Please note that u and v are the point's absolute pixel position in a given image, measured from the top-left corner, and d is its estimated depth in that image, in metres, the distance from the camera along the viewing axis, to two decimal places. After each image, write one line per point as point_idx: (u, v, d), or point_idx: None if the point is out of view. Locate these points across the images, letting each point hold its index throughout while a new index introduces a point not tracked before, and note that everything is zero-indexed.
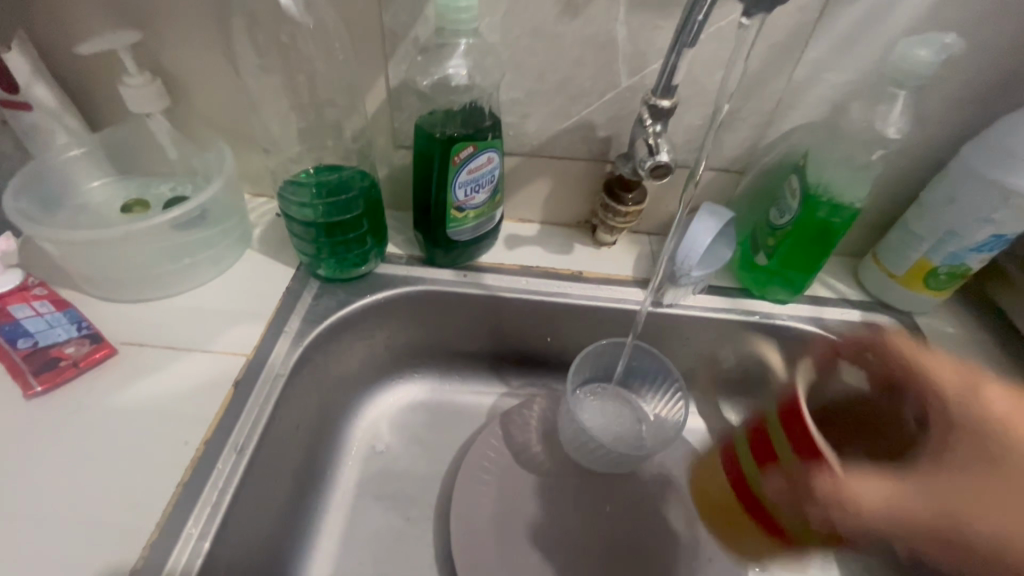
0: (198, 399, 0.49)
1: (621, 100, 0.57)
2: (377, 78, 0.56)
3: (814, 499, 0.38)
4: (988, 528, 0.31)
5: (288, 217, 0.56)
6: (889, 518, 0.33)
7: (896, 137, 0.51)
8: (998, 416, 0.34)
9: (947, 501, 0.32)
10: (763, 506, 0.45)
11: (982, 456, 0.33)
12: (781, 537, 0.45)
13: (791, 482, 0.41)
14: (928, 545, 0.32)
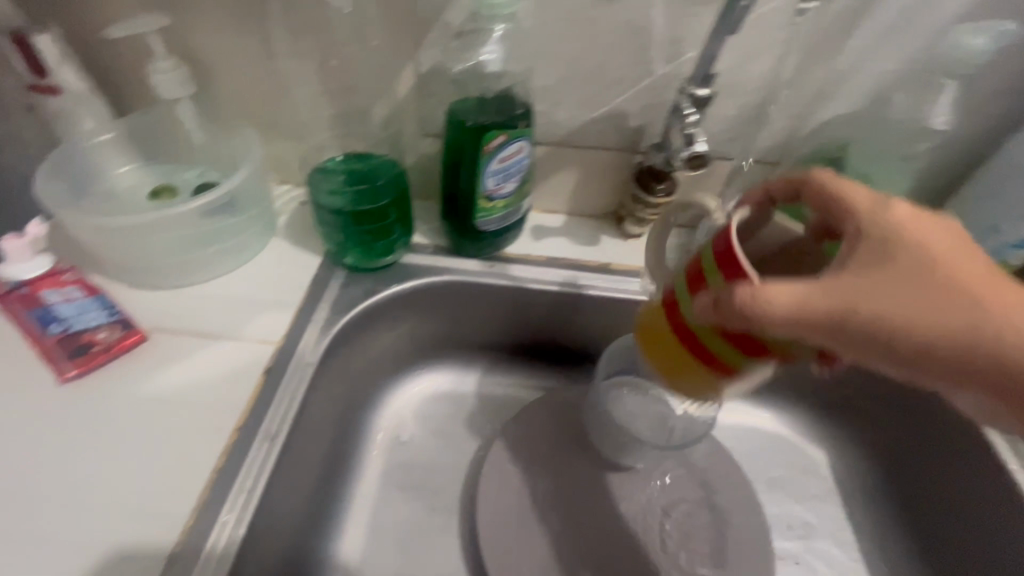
0: (229, 386, 0.49)
1: (655, 88, 0.56)
2: (407, 65, 0.55)
3: (727, 310, 0.31)
4: (921, 320, 0.29)
5: (316, 205, 0.56)
6: (793, 301, 0.29)
7: (942, 127, 0.52)
8: (930, 230, 0.31)
9: (875, 307, 0.29)
10: (666, 355, 0.38)
11: (887, 255, 0.30)
12: (709, 363, 0.36)
13: (714, 300, 0.32)
14: (853, 353, 0.30)
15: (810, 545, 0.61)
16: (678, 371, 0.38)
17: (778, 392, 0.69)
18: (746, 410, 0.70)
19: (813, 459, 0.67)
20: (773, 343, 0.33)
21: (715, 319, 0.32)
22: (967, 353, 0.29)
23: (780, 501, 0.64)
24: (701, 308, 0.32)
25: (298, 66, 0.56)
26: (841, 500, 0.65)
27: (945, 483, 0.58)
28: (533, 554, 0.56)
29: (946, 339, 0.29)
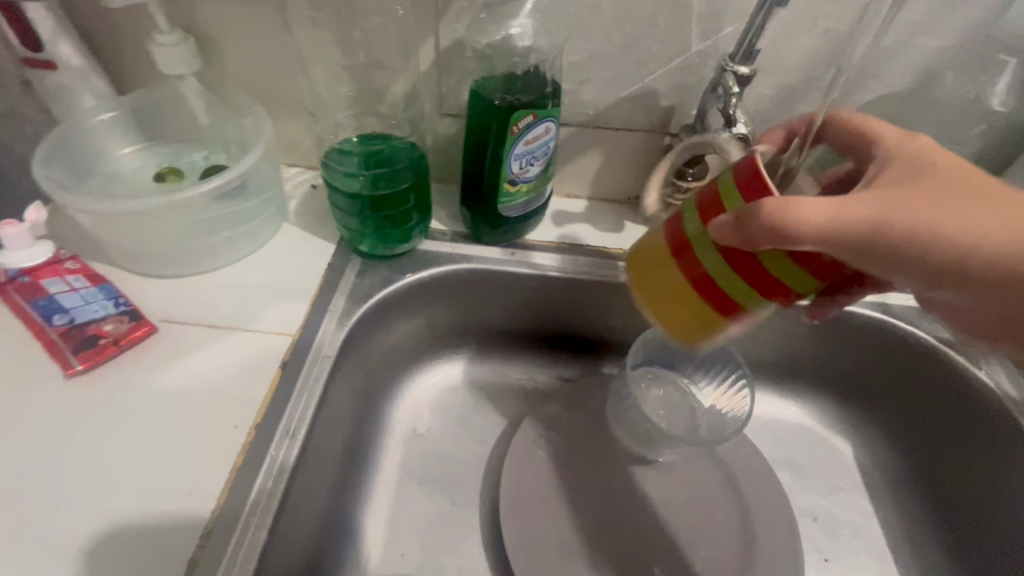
0: (245, 381, 0.47)
1: (689, 65, 0.53)
2: (429, 38, 0.52)
3: (758, 230, 0.29)
4: (934, 235, 0.33)
5: (331, 188, 0.53)
6: (829, 220, 0.30)
7: (1000, 109, 0.50)
8: (915, 166, 0.35)
9: (896, 224, 0.32)
10: (663, 302, 0.35)
11: (896, 186, 0.34)
12: (726, 311, 0.33)
13: (738, 219, 0.30)
14: (877, 263, 0.32)
15: (838, 539, 0.60)
16: (676, 321, 0.35)
17: (804, 383, 0.67)
18: (771, 401, 0.68)
19: (839, 450, 0.66)
20: (788, 279, 0.31)
21: (739, 241, 0.30)
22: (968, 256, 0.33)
23: (808, 496, 0.62)
24: (728, 237, 0.31)
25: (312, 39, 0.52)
26: (869, 492, 0.63)
27: (982, 477, 0.56)
28: (558, 548, 0.54)
29: (955, 245, 0.33)
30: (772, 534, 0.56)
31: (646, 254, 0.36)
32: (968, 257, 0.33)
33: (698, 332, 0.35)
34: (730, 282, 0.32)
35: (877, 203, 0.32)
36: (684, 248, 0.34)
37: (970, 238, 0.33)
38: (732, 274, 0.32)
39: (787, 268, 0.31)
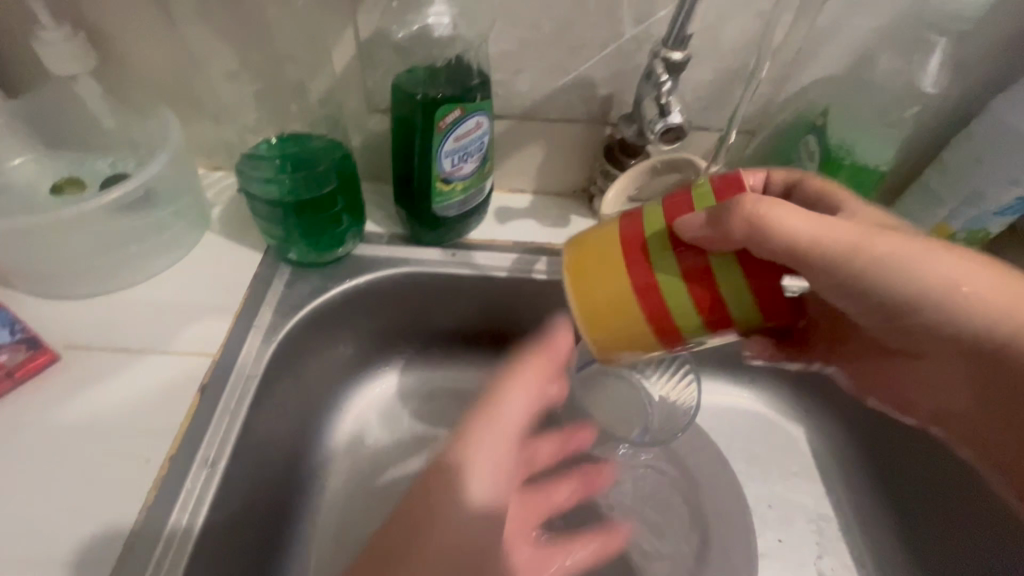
0: (159, 409, 0.43)
1: (624, 52, 0.51)
2: (346, 29, 0.48)
3: (739, 228, 0.30)
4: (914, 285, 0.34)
5: (248, 196, 0.49)
6: (804, 239, 0.32)
7: (931, 92, 0.48)
8: None
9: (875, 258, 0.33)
10: (600, 294, 0.34)
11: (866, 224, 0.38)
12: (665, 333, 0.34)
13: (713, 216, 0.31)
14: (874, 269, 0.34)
15: (793, 525, 0.60)
16: (602, 311, 0.34)
17: (757, 372, 0.67)
18: (722, 391, 0.67)
19: (791, 435, 0.66)
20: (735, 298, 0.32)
21: (708, 244, 0.32)
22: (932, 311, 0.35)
23: (761, 483, 0.62)
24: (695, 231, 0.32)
25: (218, 33, 0.48)
26: (821, 476, 0.63)
27: (927, 462, 0.57)
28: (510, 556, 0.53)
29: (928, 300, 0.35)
30: (727, 527, 0.56)
31: (599, 240, 0.35)
32: (928, 313, 0.35)
33: (616, 328, 0.35)
34: (671, 292, 0.33)
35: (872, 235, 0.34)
36: (639, 248, 0.33)
37: (950, 293, 0.35)
38: (679, 287, 0.32)
39: (733, 295, 0.32)
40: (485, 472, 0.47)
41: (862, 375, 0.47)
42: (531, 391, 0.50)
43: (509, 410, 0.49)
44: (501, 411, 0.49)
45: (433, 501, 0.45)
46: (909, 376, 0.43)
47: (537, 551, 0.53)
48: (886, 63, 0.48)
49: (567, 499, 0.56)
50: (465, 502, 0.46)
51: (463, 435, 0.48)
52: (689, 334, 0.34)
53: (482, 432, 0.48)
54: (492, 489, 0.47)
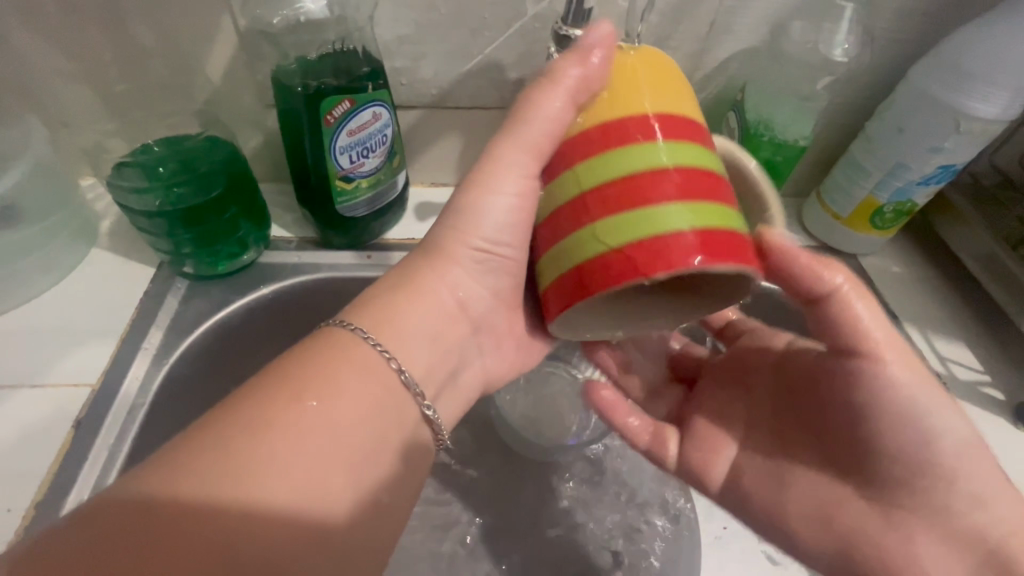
0: (28, 451, 0.40)
1: (529, 32, 0.47)
2: (221, 19, 0.44)
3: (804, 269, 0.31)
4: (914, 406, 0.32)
5: (125, 208, 0.45)
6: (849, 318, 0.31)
7: (843, 60, 0.47)
8: None
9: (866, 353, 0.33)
10: (684, 112, 0.28)
11: None
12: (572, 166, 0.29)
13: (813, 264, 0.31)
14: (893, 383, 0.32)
15: None
16: (648, 96, 0.28)
17: None
18: None
19: None
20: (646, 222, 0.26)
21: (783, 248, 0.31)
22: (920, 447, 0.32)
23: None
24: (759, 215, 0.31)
25: (71, 29, 0.43)
26: None
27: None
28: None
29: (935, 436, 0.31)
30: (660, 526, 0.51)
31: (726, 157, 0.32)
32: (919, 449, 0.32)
33: (628, 116, 0.28)
34: (632, 158, 0.27)
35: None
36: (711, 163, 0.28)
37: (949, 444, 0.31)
38: (644, 160, 0.26)
39: (651, 218, 0.26)
40: (433, 323, 0.37)
41: (820, 534, 0.36)
42: (533, 197, 0.36)
43: (493, 208, 0.36)
44: (493, 180, 0.36)
45: (345, 392, 0.31)
46: (864, 536, 0.34)
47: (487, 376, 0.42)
48: (799, 32, 0.46)
49: (496, 355, 0.42)
50: (392, 374, 0.34)
51: (406, 291, 0.37)
52: (574, 188, 0.28)
53: (433, 277, 0.38)
54: (428, 364, 0.36)
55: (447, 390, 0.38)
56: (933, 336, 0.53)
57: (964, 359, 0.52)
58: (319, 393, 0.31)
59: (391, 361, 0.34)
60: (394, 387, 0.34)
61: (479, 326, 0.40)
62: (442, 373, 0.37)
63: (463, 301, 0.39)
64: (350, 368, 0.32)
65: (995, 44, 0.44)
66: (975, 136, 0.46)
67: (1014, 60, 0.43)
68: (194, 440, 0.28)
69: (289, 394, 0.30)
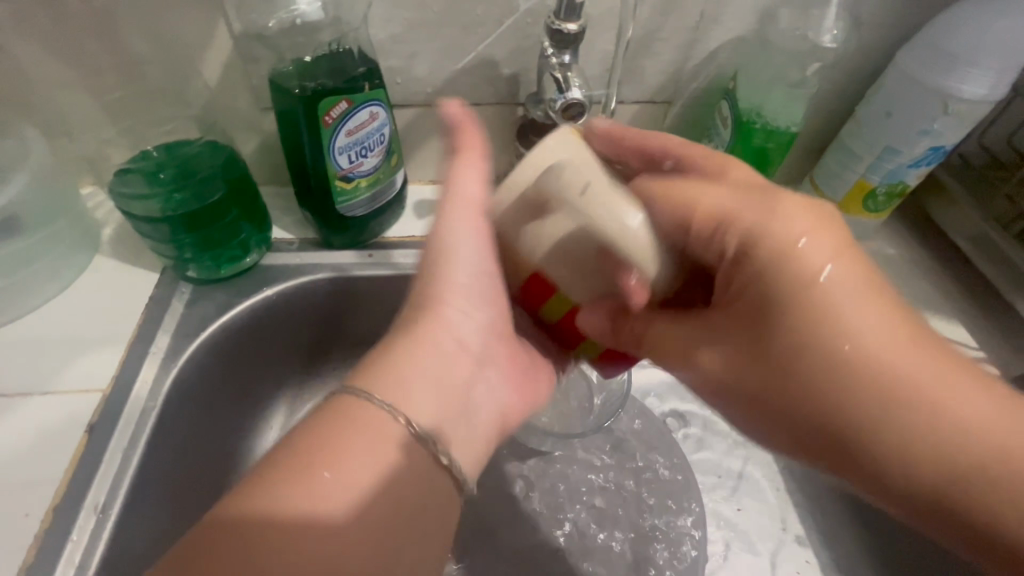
0: (42, 457, 0.41)
1: (522, 28, 0.48)
2: (217, 23, 0.44)
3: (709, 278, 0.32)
4: (835, 356, 0.28)
5: (128, 215, 0.45)
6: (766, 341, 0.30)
7: (833, 46, 0.47)
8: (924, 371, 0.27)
9: (776, 300, 0.29)
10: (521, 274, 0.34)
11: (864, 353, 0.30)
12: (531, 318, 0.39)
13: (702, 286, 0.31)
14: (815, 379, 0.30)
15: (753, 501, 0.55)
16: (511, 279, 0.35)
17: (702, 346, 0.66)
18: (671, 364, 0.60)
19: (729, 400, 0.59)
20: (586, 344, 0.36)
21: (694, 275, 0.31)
22: (874, 403, 0.28)
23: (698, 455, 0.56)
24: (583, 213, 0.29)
25: (67, 39, 0.43)
26: None
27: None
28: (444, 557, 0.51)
29: (877, 385, 0.28)
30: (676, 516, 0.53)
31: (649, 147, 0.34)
32: (871, 406, 0.28)
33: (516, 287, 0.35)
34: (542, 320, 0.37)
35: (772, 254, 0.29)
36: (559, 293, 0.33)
37: (901, 382, 0.28)
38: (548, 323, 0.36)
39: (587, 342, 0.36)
40: (436, 366, 0.35)
41: None
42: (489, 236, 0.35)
43: (464, 246, 0.35)
44: (449, 226, 0.36)
45: (352, 457, 0.31)
46: None
47: (507, 410, 0.39)
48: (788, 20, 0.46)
49: (511, 386, 0.39)
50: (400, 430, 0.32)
51: (404, 342, 0.35)
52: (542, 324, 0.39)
53: (428, 324, 0.36)
54: (436, 409, 0.33)
55: (464, 428, 0.35)
56: (929, 315, 0.54)
57: (959, 336, 0.53)
58: (327, 461, 0.30)
59: (396, 416, 0.32)
60: (404, 445, 0.32)
61: (480, 362, 0.37)
62: (456, 412, 0.35)
63: (465, 342, 0.36)
64: (358, 437, 0.31)
65: (980, 27, 0.44)
66: (962, 117, 0.47)
67: (997, 42, 0.44)
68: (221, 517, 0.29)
69: (304, 472, 0.30)
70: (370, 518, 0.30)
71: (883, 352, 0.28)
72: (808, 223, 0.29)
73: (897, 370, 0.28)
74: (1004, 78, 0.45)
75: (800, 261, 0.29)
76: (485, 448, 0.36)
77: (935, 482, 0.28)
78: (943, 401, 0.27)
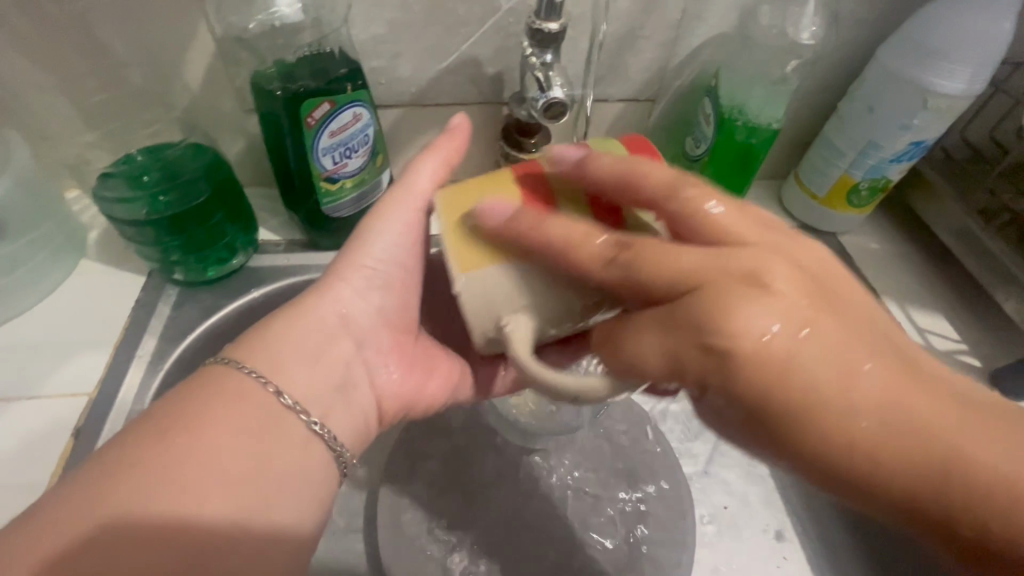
0: (26, 462, 0.41)
1: (504, 28, 0.48)
2: (198, 25, 0.44)
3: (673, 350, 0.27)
4: (835, 415, 0.25)
5: (112, 218, 0.45)
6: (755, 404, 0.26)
7: (811, 43, 0.47)
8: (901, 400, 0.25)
9: (762, 369, 0.25)
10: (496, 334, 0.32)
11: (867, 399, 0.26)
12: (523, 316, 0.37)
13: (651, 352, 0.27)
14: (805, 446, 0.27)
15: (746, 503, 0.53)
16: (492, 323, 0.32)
17: None
18: None
19: None
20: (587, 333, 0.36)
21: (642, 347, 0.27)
22: (870, 454, 0.26)
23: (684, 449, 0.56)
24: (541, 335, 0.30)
25: (46, 44, 0.43)
26: None
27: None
28: None
29: (873, 438, 0.25)
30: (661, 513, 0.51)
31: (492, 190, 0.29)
32: (865, 458, 0.26)
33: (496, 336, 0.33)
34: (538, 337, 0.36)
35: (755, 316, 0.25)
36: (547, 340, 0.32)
37: (898, 428, 0.25)
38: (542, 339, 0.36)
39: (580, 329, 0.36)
40: (315, 339, 0.36)
41: None
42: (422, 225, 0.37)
43: (383, 233, 0.37)
44: (381, 210, 0.36)
45: (212, 430, 0.30)
46: None
47: (401, 392, 0.40)
48: (768, 17, 0.47)
49: (402, 368, 0.40)
50: (269, 399, 0.33)
51: (288, 314, 0.36)
52: None
53: (318, 295, 0.37)
54: (311, 382, 0.35)
55: (338, 404, 0.36)
56: (912, 309, 0.55)
57: (941, 329, 0.54)
58: (188, 431, 0.29)
59: (266, 386, 0.33)
60: (271, 412, 0.32)
61: (365, 343, 0.38)
62: (331, 385, 0.35)
63: (349, 317, 0.37)
64: (221, 404, 0.31)
65: (957, 23, 0.45)
66: (942, 112, 0.47)
67: (974, 38, 0.44)
68: (80, 478, 0.28)
69: (160, 436, 0.29)
70: (239, 480, 0.30)
71: (881, 400, 0.25)
72: (780, 268, 0.26)
73: (895, 416, 0.25)
74: (981, 73, 0.46)
75: (784, 319, 0.25)
76: (360, 428, 0.37)
77: (933, 511, 0.26)
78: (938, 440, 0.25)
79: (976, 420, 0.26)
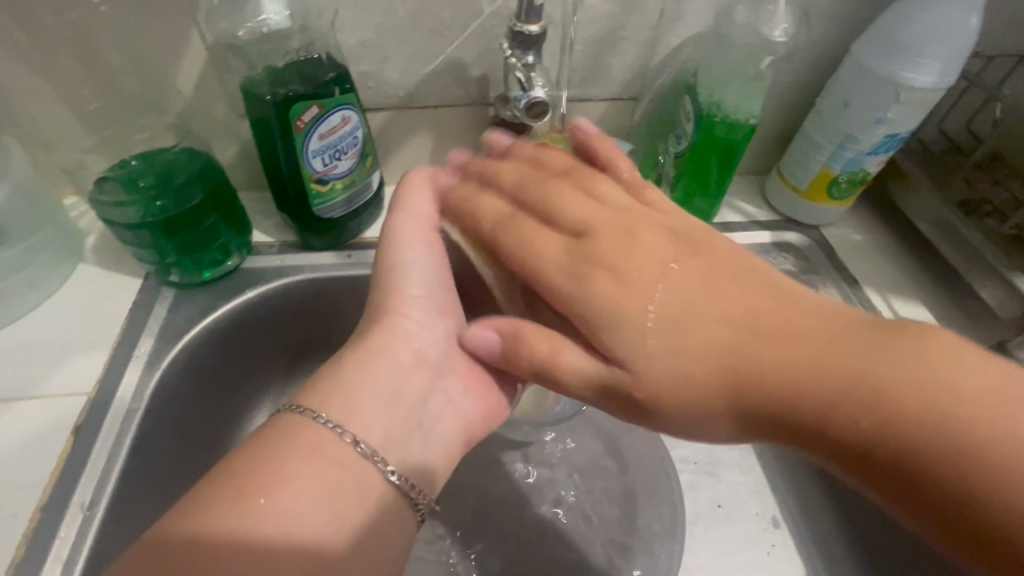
0: (28, 459, 0.42)
1: (488, 31, 0.49)
2: (189, 33, 0.46)
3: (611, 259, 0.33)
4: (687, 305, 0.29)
5: (109, 222, 0.47)
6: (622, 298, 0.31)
7: (782, 40, 0.48)
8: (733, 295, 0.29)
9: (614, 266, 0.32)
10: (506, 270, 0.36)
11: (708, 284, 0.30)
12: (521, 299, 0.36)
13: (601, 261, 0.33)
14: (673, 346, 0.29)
15: (736, 490, 0.54)
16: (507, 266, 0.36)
17: None
18: None
19: None
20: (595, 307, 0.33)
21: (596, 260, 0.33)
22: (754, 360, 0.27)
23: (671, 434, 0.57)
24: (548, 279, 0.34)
25: (42, 54, 0.44)
26: None
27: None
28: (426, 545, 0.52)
29: (753, 370, 0.27)
30: (656, 502, 0.52)
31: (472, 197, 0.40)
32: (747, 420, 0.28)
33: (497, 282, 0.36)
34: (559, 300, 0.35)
35: (605, 303, 0.30)
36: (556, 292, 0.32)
37: (763, 377, 0.27)
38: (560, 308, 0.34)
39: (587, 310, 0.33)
40: (392, 379, 0.37)
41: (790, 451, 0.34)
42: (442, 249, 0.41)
43: (412, 258, 0.40)
44: (403, 237, 0.40)
45: (296, 482, 0.31)
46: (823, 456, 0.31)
47: (462, 420, 0.40)
48: (743, 15, 0.48)
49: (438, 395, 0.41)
50: (347, 449, 0.33)
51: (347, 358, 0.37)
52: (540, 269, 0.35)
53: (385, 334, 0.38)
54: (381, 421, 0.35)
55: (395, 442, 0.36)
56: (893, 297, 0.56)
57: (923, 316, 0.55)
58: (273, 486, 0.30)
59: (344, 436, 0.34)
60: (353, 464, 0.33)
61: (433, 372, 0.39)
62: (404, 428, 0.36)
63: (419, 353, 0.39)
64: (302, 459, 0.32)
65: (926, 18, 0.46)
66: (915, 105, 0.49)
67: (942, 32, 0.46)
68: (159, 543, 0.29)
69: (245, 491, 0.30)
70: (326, 527, 0.31)
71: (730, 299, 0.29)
72: (621, 244, 0.32)
73: (749, 363, 0.27)
74: (952, 65, 0.47)
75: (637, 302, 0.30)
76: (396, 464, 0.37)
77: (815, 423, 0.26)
78: (826, 380, 0.26)
79: (859, 341, 0.26)
